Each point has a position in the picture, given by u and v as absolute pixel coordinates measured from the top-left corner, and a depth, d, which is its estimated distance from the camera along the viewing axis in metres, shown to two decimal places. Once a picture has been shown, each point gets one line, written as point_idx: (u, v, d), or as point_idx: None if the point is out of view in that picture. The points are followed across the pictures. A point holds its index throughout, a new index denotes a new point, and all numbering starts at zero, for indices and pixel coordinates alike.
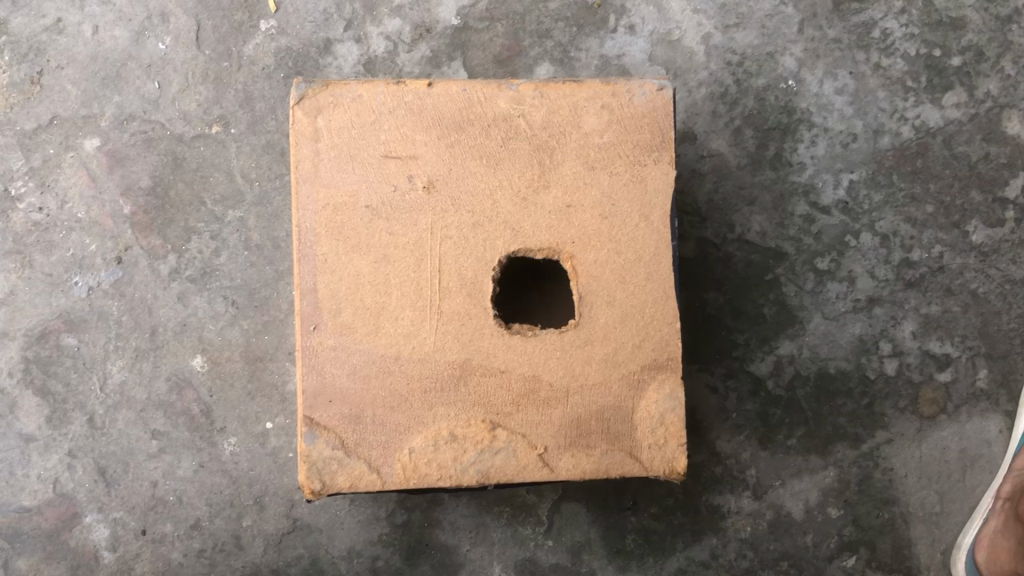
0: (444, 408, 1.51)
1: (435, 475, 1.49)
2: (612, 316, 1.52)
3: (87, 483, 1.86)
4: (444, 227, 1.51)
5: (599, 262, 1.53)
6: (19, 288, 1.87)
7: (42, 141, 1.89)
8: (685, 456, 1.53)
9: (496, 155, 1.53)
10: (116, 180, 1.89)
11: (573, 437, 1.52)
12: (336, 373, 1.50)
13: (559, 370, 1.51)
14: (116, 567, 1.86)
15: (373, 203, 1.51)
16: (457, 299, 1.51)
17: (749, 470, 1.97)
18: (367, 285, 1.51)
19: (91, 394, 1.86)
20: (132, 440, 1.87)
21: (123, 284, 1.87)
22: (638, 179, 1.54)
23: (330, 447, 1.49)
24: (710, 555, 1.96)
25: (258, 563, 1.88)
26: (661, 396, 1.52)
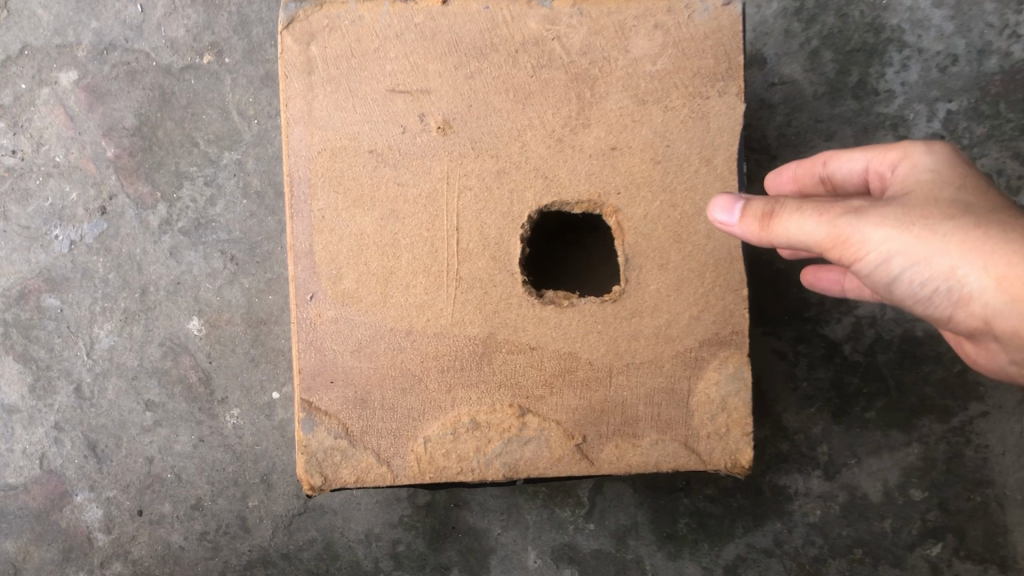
0: (463, 390, 1.23)
1: (455, 469, 1.23)
2: (668, 282, 1.24)
3: (76, 459, 1.68)
4: (462, 176, 1.24)
5: (651, 217, 1.24)
6: None
7: (11, 75, 1.66)
8: (751, 449, 1.24)
9: (526, 87, 1.25)
10: (97, 119, 1.66)
11: (617, 426, 1.24)
12: (338, 350, 1.24)
13: (601, 348, 1.23)
14: (111, 551, 1.69)
15: (379, 148, 1.25)
16: (478, 263, 1.24)
17: (820, 447, 1.74)
18: (372, 247, 1.24)
19: (77, 361, 1.67)
20: (124, 411, 1.68)
21: (108, 238, 1.66)
22: (699, 115, 1.25)
23: (332, 437, 1.24)
24: (774, 541, 1.74)
25: (266, 547, 1.70)
26: (724, 376, 1.24)
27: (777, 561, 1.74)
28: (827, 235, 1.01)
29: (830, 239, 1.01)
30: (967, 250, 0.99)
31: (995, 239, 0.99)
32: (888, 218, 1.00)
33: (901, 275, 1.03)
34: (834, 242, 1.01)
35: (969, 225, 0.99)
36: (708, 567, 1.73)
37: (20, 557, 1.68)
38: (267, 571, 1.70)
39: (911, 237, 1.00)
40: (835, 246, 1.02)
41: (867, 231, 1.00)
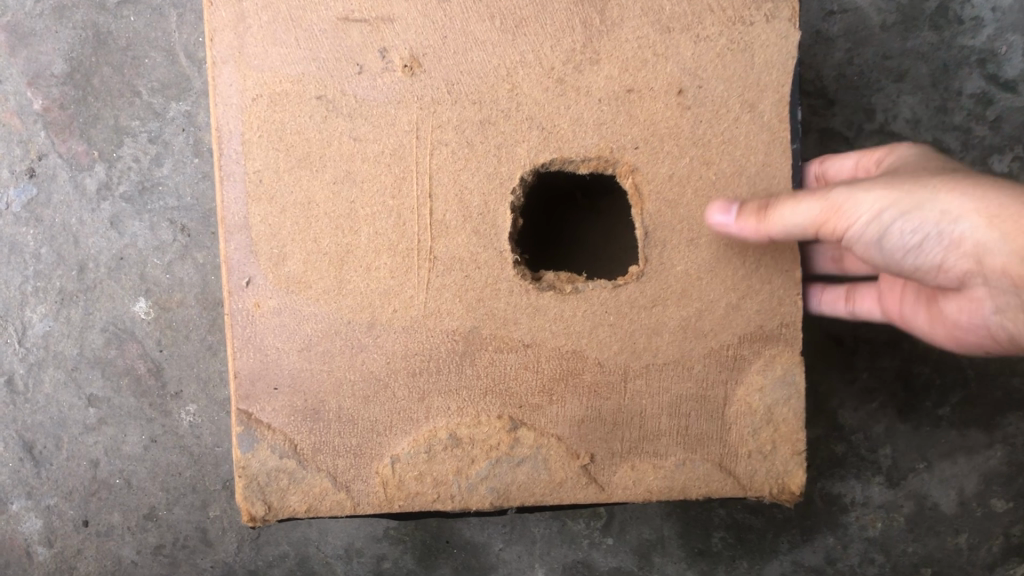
0: (441, 398, 0.96)
1: (429, 496, 0.95)
2: (699, 260, 0.96)
3: (10, 462, 1.45)
4: (434, 126, 0.96)
5: (678, 177, 0.96)
6: None
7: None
8: (805, 472, 0.96)
9: (517, 11, 0.96)
10: (21, 64, 1.42)
11: (635, 443, 0.96)
12: (283, 349, 0.96)
13: (615, 345, 0.96)
14: (53, 567, 1.47)
15: (329, 93, 0.96)
16: (457, 239, 0.96)
17: (882, 449, 1.46)
18: (322, 216, 0.96)
19: (8, 349, 1.44)
20: (63, 407, 1.45)
21: (38, 205, 1.43)
22: (739, 45, 0.96)
23: (277, 456, 0.95)
24: (825, 559, 1.48)
25: (232, 563, 1.49)
26: (771, 382, 0.96)
27: None
28: (820, 212, 0.88)
29: (822, 216, 0.88)
30: (958, 199, 0.85)
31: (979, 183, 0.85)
32: (876, 184, 0.88)
33: (895, 244, 0.88)
34: (827, 219, 0.88)
35: (957, 177, 0.87)
36: None
37: None
38: None
39: (899, 193, 0.87)
40: (830, 222, 0.89)
41: (857, 197, 0.87)
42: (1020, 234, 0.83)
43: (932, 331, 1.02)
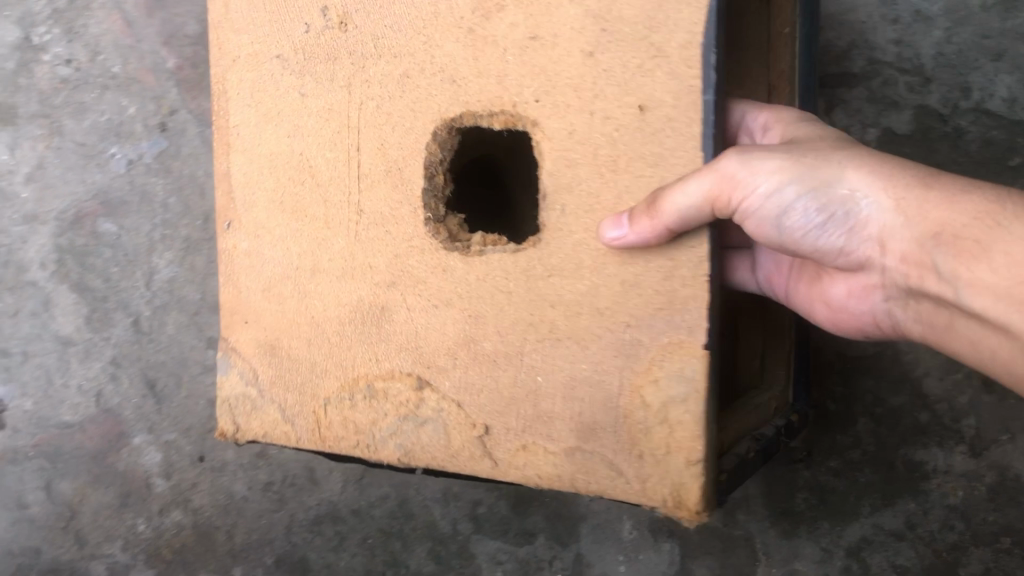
0: (363, 346, 1.00)
1: (350, 440, 1.01)
2: (596, 223, 0.90)
3: (134, 398, 1.58)
4: (360, 79, 0.99)
5: (577, 133, 0.90)
6: (47, 159, 1.55)
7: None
8: (701, 485, 0.87)
9: None
10: (157, 24, 1.53)
11: (528, 422, 0.93)
12: (250, 289, 1.05)
13: (512, 318, 0.93)
14: (170, 497, 1.61)
15: (285, 52, 1.02)
16: (382, 191, 0.99)
17: (966, 419, 1.38)
18: (283, 170, 1.03)
19: (136, 293, 1.56)
20: (185, 349, 1.56)
21: (169, 157, 1.53)
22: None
23: (242, 382, 1.06)
24: (906, 524, 1.40)
25: (336, 502, 1.59)
26: (667, 375, 0.87)
27: (908, 546, 1.40)
28: (712, 187, 0.81)
29: (715, 193, 0.81)
30: (863, 176, 0.82)
31: (885, 162, 0.83)
32: (774, 157, 0.84)
33: (792, 221, 0.85)
34: (719, 196, 0.82)
35: (864, 155, 0.83)
36: (828, 549, 1.43)
37: (78, 499, 1.61)
38: (335, 527, 1.58)
39: (801, 168, 0.83)
40: (722, 199, 0.82)
41: (755, 168, 0.82)
42: (921, 218, 0.79)
43: (816, 312, 1.04)
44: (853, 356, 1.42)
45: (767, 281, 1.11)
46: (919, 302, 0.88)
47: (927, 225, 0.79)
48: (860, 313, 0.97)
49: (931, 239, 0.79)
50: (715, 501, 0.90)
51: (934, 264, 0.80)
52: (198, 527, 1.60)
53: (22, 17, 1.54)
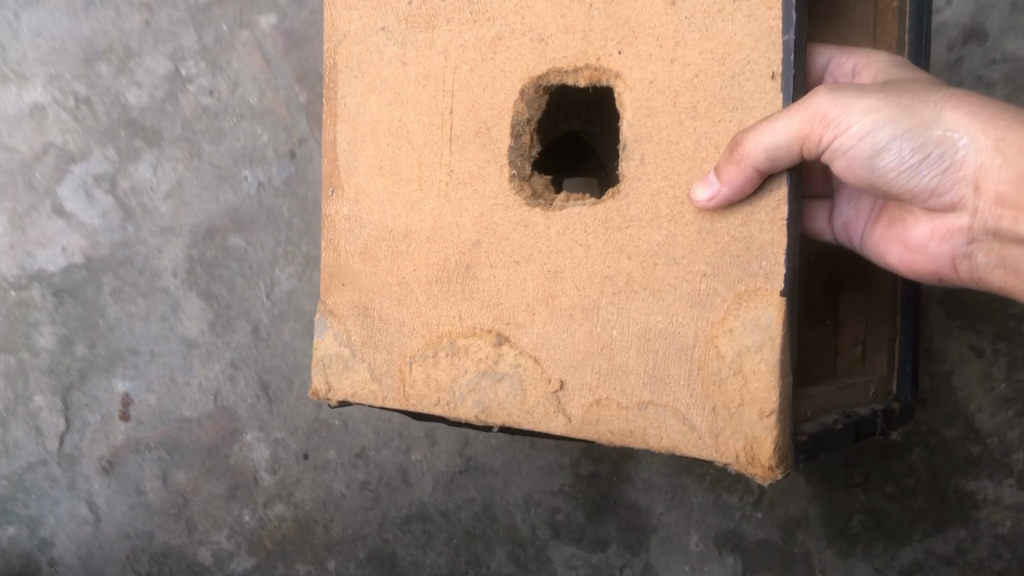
0: (453, 304, 1.04)
1: (432, 397, 1.06)
2: (675, 170, 0.89)
3: (248, 398, 1.76)
4: (454, 45, 1.03)
5: (659, 83, 0.89)
6: (186, 179, 1.75)
7: (215, 18, 1.72)
8: (772, 439, 0.82)
9: None
10: (292, 64, 1.70)
11: (603, 375, 0.93)
12: (349, 250, 1.12)
13: (587, 271, 0.94)
14: (275, 491, 1.77)
15: (389, 24, 1.08)
16: (468, 153, 1.03)
17: (1017, 455, 1.46)
18: (384, 136, 1.09)
19: (256, 302, 1.74)
20: (298, 355, 1.74)
21: (294, 181, 1.71)
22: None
23: (337, 342, 1.13)
24: (956, 550, 1.49)
25: (426, 502, 1.72)
26: (742, 324, 0.84)
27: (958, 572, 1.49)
28: (798, 127, 0.77)
29: (801, 133, 0.77)
30: (959, 114, 0.78)
31: (985, 101, 0.79)
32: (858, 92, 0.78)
33: (883, 160, 0.80)
34: (807, 135, 0.77)
35: (961, 91, 0.79)
36: (881, 569, 1.53)
37: (192, 488, 1.79)
38: (424, 526, 1.73)
39: (894, 107, 0.78)
40: (810, 139, 0.78)
41: (843, 104, 0.78)
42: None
43: (896, 265, 1.00)
44: None
45: (843, 229, 1.07)
46: (1013, 250, 0.85)
47: None
48: (942, 261, 0.93)
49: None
50: (793, 459, 0.84)
51: None
52: (298, 520, 1.77)
53: (173, 52, 1.74)
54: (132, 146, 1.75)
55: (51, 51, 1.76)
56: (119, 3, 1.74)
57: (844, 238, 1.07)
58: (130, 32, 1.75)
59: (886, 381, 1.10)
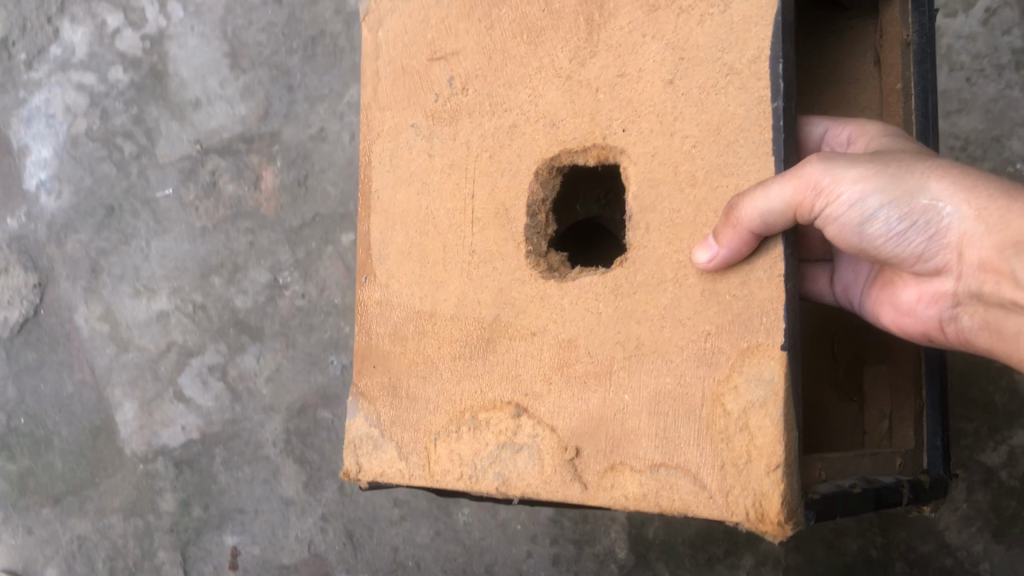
0: (473, 383, 1.15)
1: (454, 474, 1.13)
2: (678, 237, 1.00)
3: (336, 544, 2.07)
4: (476, 137, 1.18)
5: (658, 155, 1.02)
6: (283, 365, 2.15)
7: (306, 236, 2.17)
8: (780, 492, 0.87)
9: (539, 25, 1.13)
10: None
11: (616, 442, 1.01)
12: (377, 333, 1.25)
13: (601, 335, 1.04)
14: None
15: (418, 120, 1.23)
16: (488, 233, 1.16)
17: (983, 565, 1.68)
18: (412, 223, 1.23)
19: (342, 464, 2.09)
20: (376, 507, 2.06)
21: None
22: (718, 5, 0.98)
23: (367, 424, 1.23)
24: None
25: None
26: (747, 380, 0.91)
27: None
28: (790, 191, 0.88)
29: (793, 196, 0.88)
30: (939, 184, 0.89)
31: (963, 172, 0.90)
32: (847, 165, 0.90)
33: (872, 228, 0.91)
34: (799, 198, 0.88)
35: (942, 164, 0.90)
36: None
37: None
38: None
39: (883, 178, 0.89)
40: (805, 202, 0.88)
41: (833, 174, 0.89)
42: (1003, 227, 0.87)
43: (891, 320, 1.10)
44: (887, 515, 1.73)
45: (844, 291, 1.19)
46: (988, 309, 0.96)
47: (1009, 234, 0.87)
48: (927, 319, 1.03)
49: (1012, 248, 0.87)
50: (807, 518, 0.89)
51: (1011, 270, 0.88)
52: None
53: (273, 266, 2.18)
54: (239, 340, 2.18)
55: (174, 269, 2.22)
56: (229, 228, 2.21)
57: (845, 300, 1.20)
58: (238, 251, 2.20)
59: (914, 457, 1.17)
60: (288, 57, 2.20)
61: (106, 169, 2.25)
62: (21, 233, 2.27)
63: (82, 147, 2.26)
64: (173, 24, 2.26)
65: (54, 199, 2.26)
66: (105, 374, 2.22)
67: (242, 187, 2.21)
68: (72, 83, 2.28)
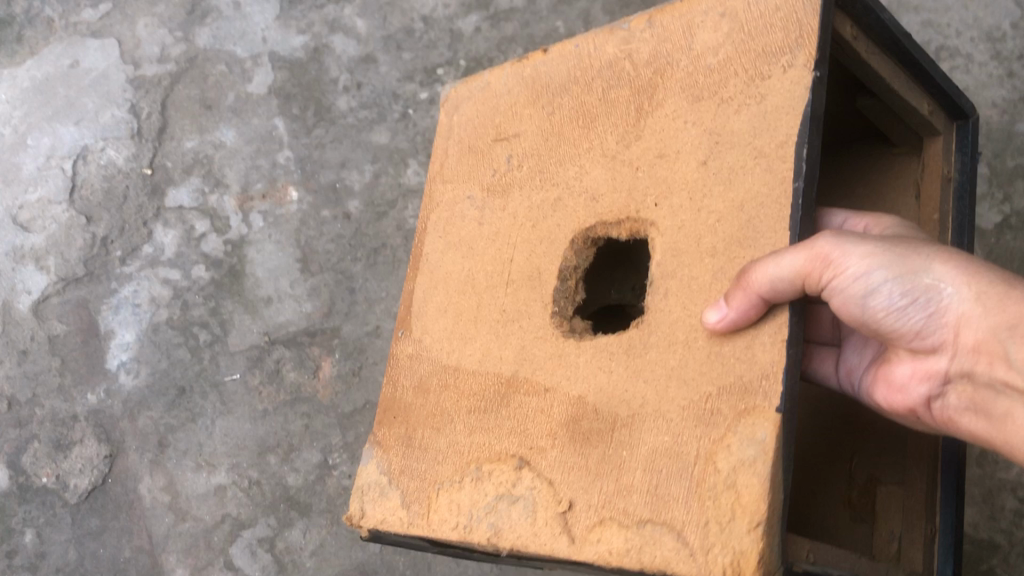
0: (485, 439, 1.37)
1: (451, 521, 1.34)
2: (693, 303, 1.20)
3: None
4: (524, 206, 1.47)
5: (683, 226, 1.24)
6: (327, 540, 2.36)
7: (356, 421, 2.44)
8: (756, 551, 1.00)
9: (593, 112, 1.41)
10: None
11: (608, 497, 1.17)
12: (405, 383, 1.53)
13: (609, 391, 1.24)
14: None
15: (476, 192, 1.56)
16: (522, 293, 1.42)
17: None
18: (454, 282, 1.53)
19: None
20: None
21: None
22: (755, 98, 1.19)
23: (377, 472, 1.49)
24: None
25: None
26: (740, 441, 1.06)
27: None
28: (800, 262, 1.04)
29: (803, 265, 1.04)
30: (943, 267, 1.06)
31: (966, 260, 1.07)
32: (857, 244, 1.07)
33: (875, 301, 1.08)
34: (808, 267, 1.04)
35: (947, 251, 1.08)
36: None
37: None
38: None
39: (889, 258, 1.07)
40: (814, 272, 1.05)
41: (843, 252, 1.06)
42: (996, 311, 1.04)
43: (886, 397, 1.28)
44: None
45: (846, 374, 1.37)
46: (975, 389, 1.13)
47: (1004, 317, 1.04)
48: (918, 394, 1.20)
49: (1003, 331, 1.04)
50: None
51: (1004, 347, 1.05)
52: None
53: (324, 447, 2.43)
54: (288, 515, 2.39)
55: (235, 446, 2.45)
56: (287, 412, 2.46)
57: (848, 384, 1.38)
58: (294, 432, 2.44)
59: None
60: (352, 264, 2.53)
61: (181, 353, 2.51)
62: (98, 407, 2.50)
63: (161, 333, 2.53)
64: (253, 230, 2.58)
65: (132, 378, 2.51)
66: (161, 541, 2.40)
67: (303, 375, 2.48)
68: (159, 278, 2.57)
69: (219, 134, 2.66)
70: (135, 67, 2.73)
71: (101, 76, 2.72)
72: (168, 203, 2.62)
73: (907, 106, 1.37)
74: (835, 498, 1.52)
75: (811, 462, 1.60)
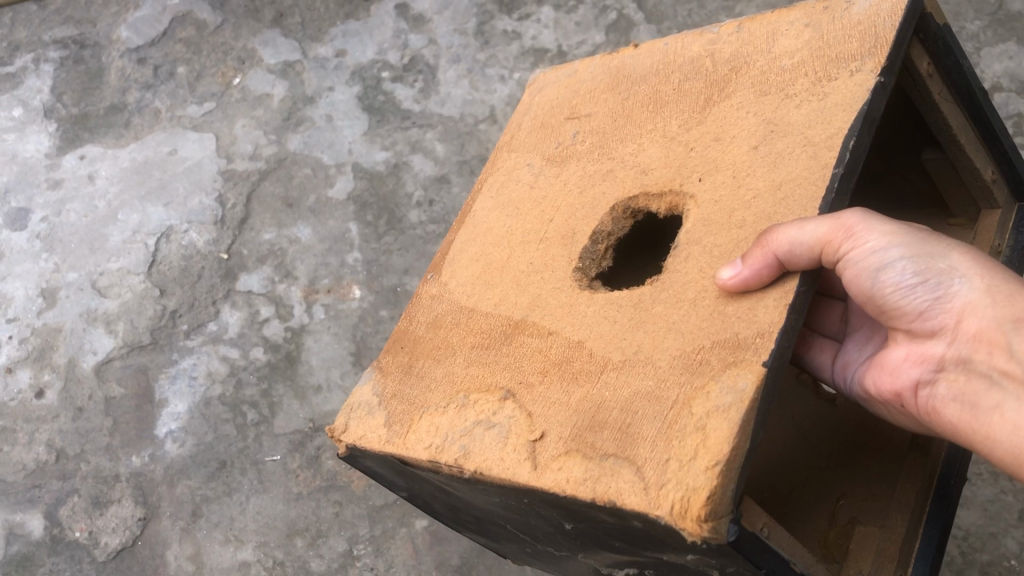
0: (479, 373, 1.45)
1: (425, 440, 1.42)
2: (709, 266, 1.30)
3: None
4: (576, 176, 1.61)
5: (719, 199, 1.36)
6: None
7: (385, 515, 2.44)
8: (707, 487, 1.04)
9: (664, 101, 1.57)
10: (434, 555, 2.36)
11: (581, 432, 1.24)
12: (421, 318, 1.65)
13: (610, 338, 1.32)
14: None
15: (535, 161, 1.71)
16: (554, 250, 1.53)
17: None
18: (490, 237, 1.66)
19: None
20: None
21: None
22: (818, 96, 1.34)
23: (369, 392, 1.59)
24: None
25: None
26: (720, 389, 1.12)
27: None
28: (823, 230, 1.14)
29: (826, 232, 1.14)
30: (960, 258, 1.16)
31: (981, 259, 1.16)
32: (880, 225, 1.16)
33: (887, 276, 1.17)
34: (829, 235, 1.14)
35: (965, 247, 1.17)
36: None
37: None
38: None
39: (908, 240, 1.16)
40: (835, 239, 1.14)
41: (866, 228, 1.15)
42: (1004, 304, 1.12)
43: (880, 387, 1.35)
44: None
45: (842, 366, 1.47)
46: (965, 378, 1.18)
47: (1012, 311, 1.11)
48: (909, 377, 1.27)
49: (1008, 323, 1.11)
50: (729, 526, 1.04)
51: (1007, 338, 1.11)
52: None
53: (351, 537, 2.42)
54: None
55: (264, 525, 2.47)
56: (320, 497, 2.48)
57: (840, 375, 1.48)
58: (323, 519, 2.45)
59: None
60: None
61: (228, 429, 2.60)
62: (140, 471, 2.58)
63: (212, 408, 2.63)
64: (314, 321, 2.71)
65: (176, 446, 2.60)
66: None
67: (340, 464, 2.51)
68: (219, 354, 2.70)
69: (296, 231, 2.84)
70: (228, 161, 2.96)
71: (195, 165, 2.97)
72: (239, 286, 2.78)
73: (971, 164, 1.49)
74: (812, 535, 1.52)
75: (798, 486, 1.63)
